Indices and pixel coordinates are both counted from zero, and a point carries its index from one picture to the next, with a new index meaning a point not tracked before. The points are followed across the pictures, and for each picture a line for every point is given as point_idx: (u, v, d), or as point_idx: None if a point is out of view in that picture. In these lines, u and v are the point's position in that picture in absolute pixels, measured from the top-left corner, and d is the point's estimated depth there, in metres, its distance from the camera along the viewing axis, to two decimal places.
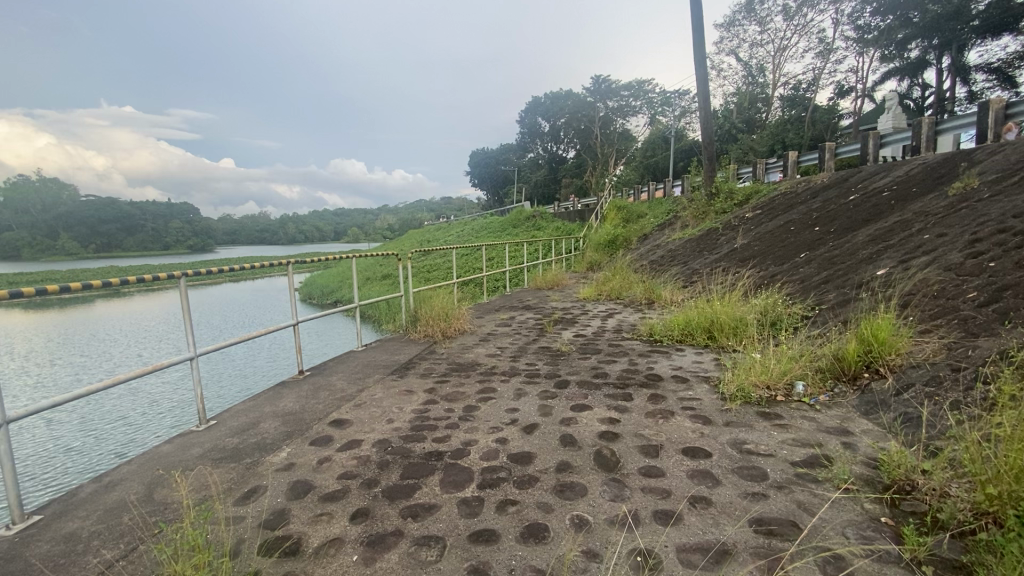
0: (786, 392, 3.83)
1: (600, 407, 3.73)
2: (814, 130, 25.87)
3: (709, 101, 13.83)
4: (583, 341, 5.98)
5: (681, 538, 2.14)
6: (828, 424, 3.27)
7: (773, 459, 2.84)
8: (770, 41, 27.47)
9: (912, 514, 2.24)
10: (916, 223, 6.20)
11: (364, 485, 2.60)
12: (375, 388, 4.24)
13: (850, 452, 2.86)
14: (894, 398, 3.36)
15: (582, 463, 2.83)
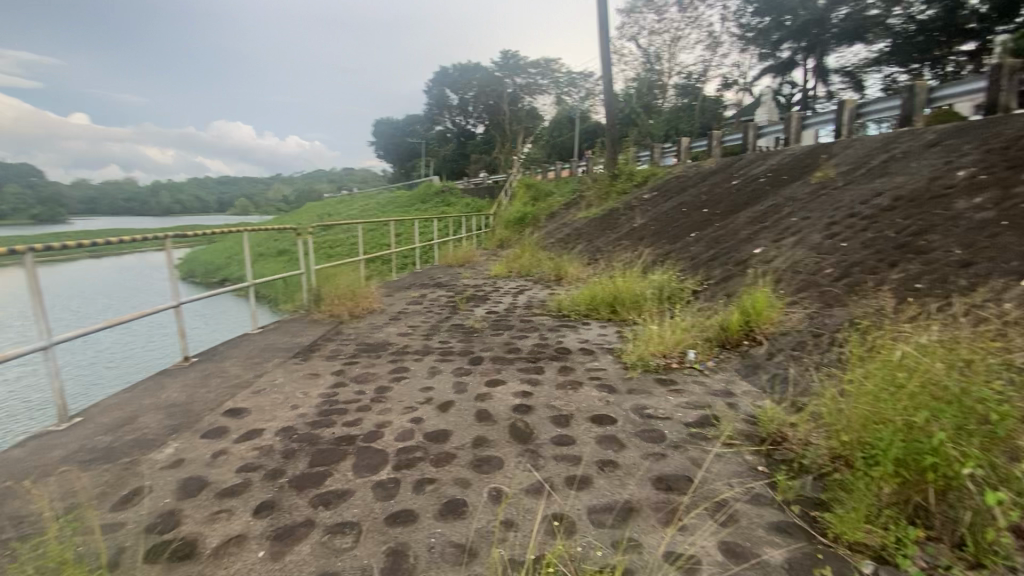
0: (679, 359, 4.20)
1: (513, 381, 3.81)
2: (703, 119, 27.97)
3: (612, 84, 14.38)
4: (495, 317, 6.04)
5: (592, 500, 2.28)
6: (714, 387, 3.65)
7: (670, 422, 3.10)
8: (665, 31, 28.98)
9: (783, 462, 2.61)
10: (786, 208, 7.00)
11: (269, 476, 2.43)
12: (275, 373, 3.95)
13: (732, 411, 3.22)
14: (766, 361, 3.84)
15: (497, 437, 2.88)
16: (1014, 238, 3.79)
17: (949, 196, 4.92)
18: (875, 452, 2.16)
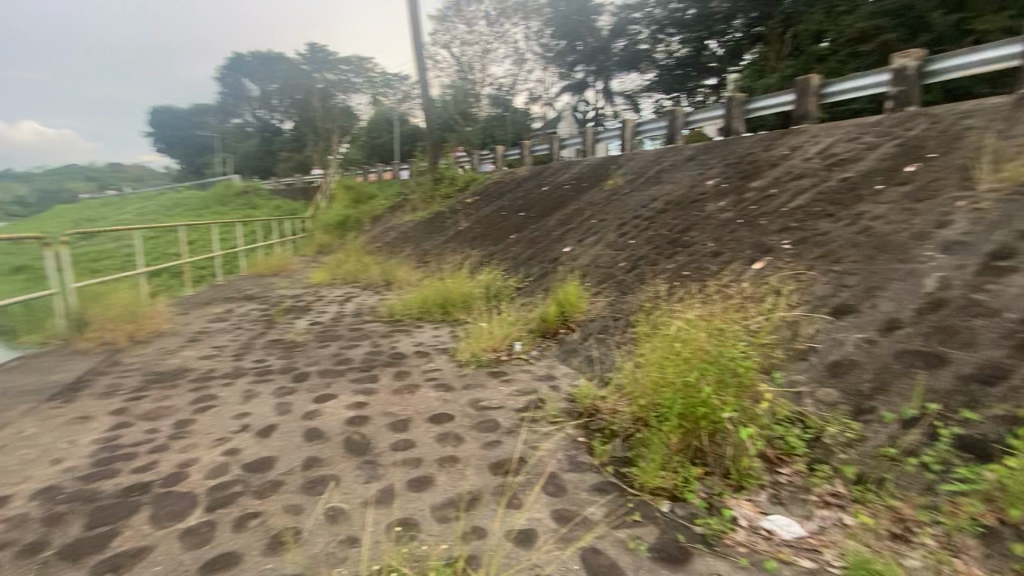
0: (508, 351, 4.49)
1: (345, 393, 3.61)
2: (515, 128, 30.02)
3: (429, 89, 14.54)
4: (320, 328, 5.62)
5: (435, 498, 2.31)
6: (539, 373, 3.99)
7: (503, 410, 3.30)
8: (476, 43, 30.36)
9: (597, 429, 3.04)
10: (587, 211, 7.98)
11: (22, 556, 1.90)
12: (21, 423, 3.07)
13: (556, 393, 3.57)
14: (580, 344, 4.34)
15: (331, 454, 2.70)
16: (745, 231, 5.00)
17: (701, 201, 6.22)
18: (666, 412, 2.68)
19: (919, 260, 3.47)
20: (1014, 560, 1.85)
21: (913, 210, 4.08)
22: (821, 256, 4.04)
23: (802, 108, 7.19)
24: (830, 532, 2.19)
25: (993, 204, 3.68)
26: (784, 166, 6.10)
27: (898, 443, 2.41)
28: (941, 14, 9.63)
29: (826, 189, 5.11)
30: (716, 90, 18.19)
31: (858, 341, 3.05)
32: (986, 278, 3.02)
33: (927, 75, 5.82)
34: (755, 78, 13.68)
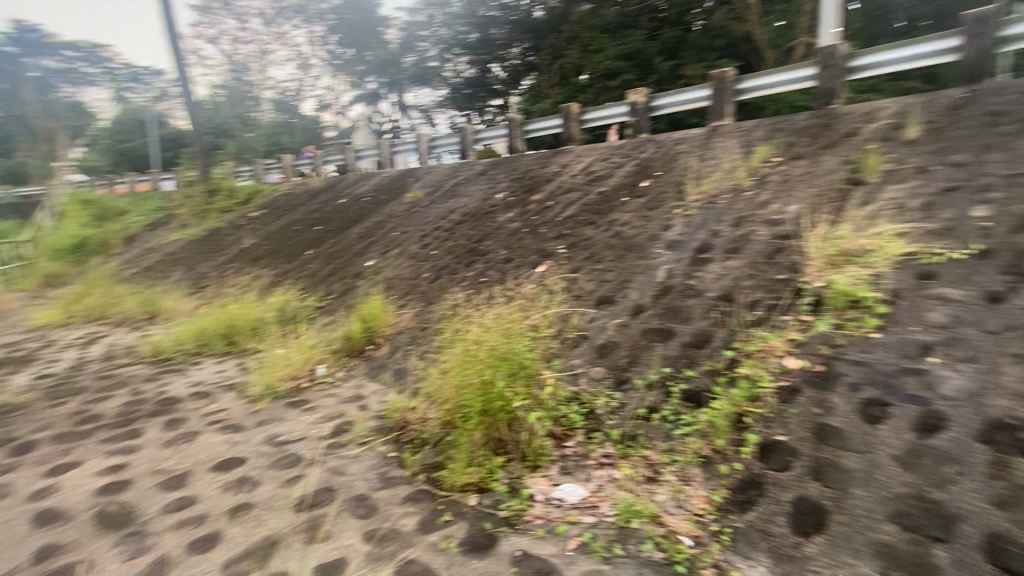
0: (310, 376, 4.29)
1: (98, 460, 3.09)
2: (305, 137, 27.97)
3: (191, 87, 12.61)
4: (53, 383, 4.54)
5: (225, 555, 2.23)
6: (345, 394, 3.94)
7: (305, 441, 3.24)
8: (250, 38, 27.33)
9: (408, 441, 3.23)
10: (387, 224, 7.93)
11: None
12: None
13: (363, 413, 3.63)
14: (389, 358, 4.32)
15: (83, 537, 2.37)
16: (529, 239, 5.89)
17: (494, 212, 6.99)
18: (468, 413, 2.96)
19: (653, 257, 4.53)
20: (721, 477, 2.56)
21: (647, 217, 5.19)
22: (588, 257, 4.99)
23: (568, 131, 8.41)
24: (606, 488, 2.72)
25: (696, 211, 4.89)
26: (556, 182, 7.17)
27: (645, 401, 3.16)
28: (660, 61, 12.46)
29: (588, 202, 6.19)
30: (502, 112, 18.88)
31: (617, 325, 3.93)
32: (694, 267, 4.14)
33: (652, 109, 7.36)
34: (531, 99, 15.24)
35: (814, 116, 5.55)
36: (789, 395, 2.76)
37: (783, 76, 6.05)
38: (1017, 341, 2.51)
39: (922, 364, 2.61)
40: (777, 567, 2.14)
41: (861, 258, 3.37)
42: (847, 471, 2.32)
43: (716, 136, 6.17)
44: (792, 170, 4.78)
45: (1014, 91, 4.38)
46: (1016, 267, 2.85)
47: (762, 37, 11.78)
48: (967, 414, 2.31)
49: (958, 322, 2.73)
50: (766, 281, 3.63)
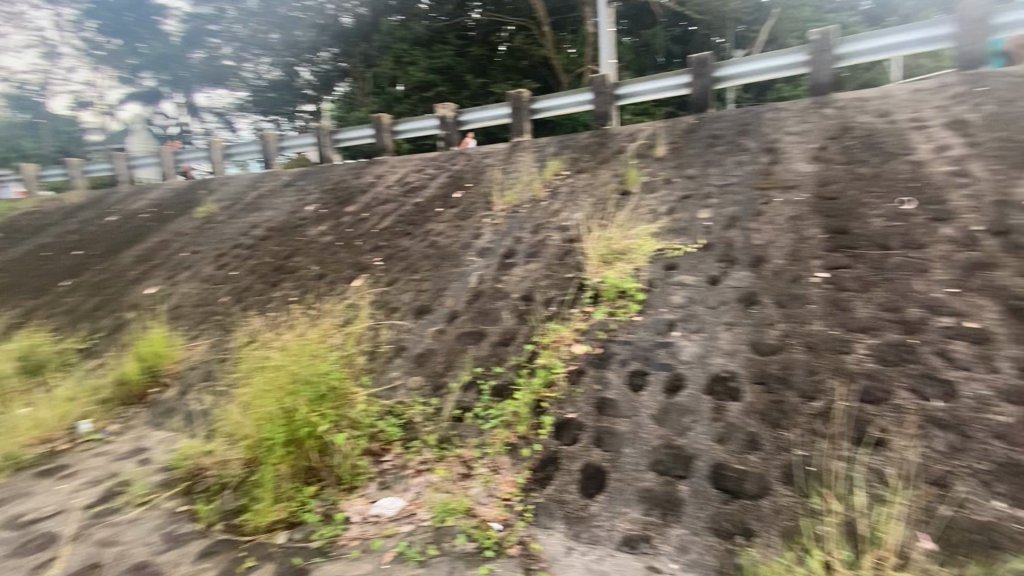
0: (70, 437, 3.87)
1: None
2: None
3: None
4: None
5: None
6: (122, 450, 3.62)
7: (64, 515, 2.96)
8: None
9: (204, 491, 2.96)
10: (173, 243, 7.09)
11: None
12: None
13: (143, 467, 3.35)
14: (179, 400, 4.03)
15: None
16: (344, 253, 5.71)
17: (303, 226, 6.73)
18: (273, 447, 2.79)
19: (465, 264, 4.76)
20: (525, 461, 2.85)
21: (459, 226, 5.43)
22: (404, 268, 5.02)
23: (380, 141, 8.32)
24: (423, 493, 2.80)
25: (502, 219, 5.27)
26: (371, 193, 7.09)
27: (459, 402, 3.33)
28: (471, 78, 13.02)
29: (404, 212, 6.22)
30: (315, 118, 17.43)
31: (433, 332, 4.04)
32: (501, 271, 4.48)
33: (460, 124, 7.68)
34: (347, 109, 14.70)
35: (595, 135, 6.44)
36: (577, 376, 3.20)
37: (566, 99, 6.93)
38: (727, 312, 3.29)
39: (669, 338, 3.26)
40: (570, 529, 2.46)
41: (627, 255, 4.01)
42: (619, 435, 2.80)
43: (518, 150, 6.74)
44: (578, 182, 5.47)
45: (725, 120, 5.68)
46: (725, 256, 3.73)
47: (558, 61, 13.14)
48: (697, 372, 2.98)
49: (691, 302, 3.46)
50: (559, 279, 4.10)
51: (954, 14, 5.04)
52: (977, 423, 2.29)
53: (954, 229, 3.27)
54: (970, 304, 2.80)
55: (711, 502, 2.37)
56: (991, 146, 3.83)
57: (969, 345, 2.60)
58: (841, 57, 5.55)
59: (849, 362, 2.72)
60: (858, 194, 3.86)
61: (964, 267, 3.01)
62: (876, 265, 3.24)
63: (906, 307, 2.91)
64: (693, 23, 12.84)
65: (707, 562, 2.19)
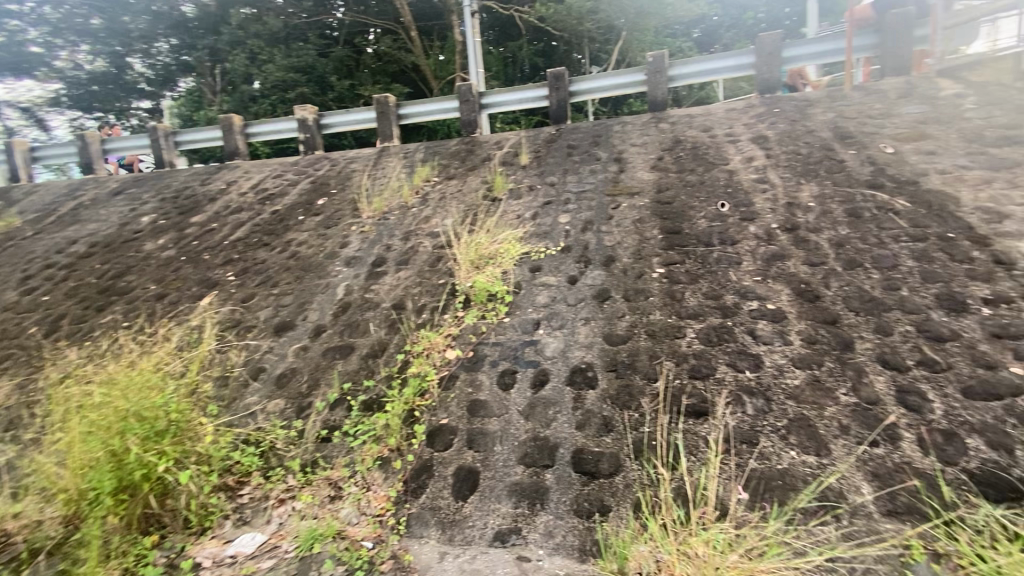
0: None
1: None
2: None
3: None
4: None
5: None
6: None
7: None
8: None
9: (10, 562, 2.41)
10: None
11: None
12: None
13: None
14: None
15: None
16: (190, 269, 5.12)
17: (137, 240, 5.93)
18: (102, 496, 2.38)
19: (331, 274, 4.54)
20: (397, 472, 2.82)
21: (324, 235, 5.16)
22: (263, 282, 4.64)
23: (230, 143, 7.61)
24: (287, 523, 2.65)
25: (370, 227, 5.12)
26: (222, 201, 6.44)
27: (326, 422, 3.20)
28: (336, 78, 12.34)
29: (261, 221, 5.74)
30: (154, 116, 15.32)
31: (296, 350, 3.81)
32: (370, 280, 4.35)
33: (323, 126, 7.32)
34: (194, 109, 13.16)
35: (462, 143, 6.55)
36: (448, 381, 3.24)
37: (433, 105, 6.97)
38: (584, 308, 3.57)
39: (534, 336, 3.43)
40: (444, 535, 2.49)
41: (495, 260, 4.14)
42: (490, 433, 2.90)
43: (385, 156, 6.60)
44: (447, 188, 5.52)
45: (580, 132, 6.14)
46: (583, 257, 4.04)
47: (427, 68, 13.10)
48: (560, 366, 3.19)
49: (554, 301, 3.69)
50: (429, 286, 4.11)
51: (754, 47, 6.06)
52: (776, 387, 2.77)
53: (757, 227, 3.91)
54: (770, 289, 3.37)
55: (573, 485, 2.56)
56: (782, 158, 4.64)
57: (769, 324, 3.13)
58: (673, 78, 6.34)
59: (682, 345, 3.12)
60: (687, 199, 4.42)
61: (765, 259, 3.62)
62: (702, 260, 3.75)
63: (725, 295, 3.42)
64: (554, 39, 13.66)
65: (570, 542, 2.35)
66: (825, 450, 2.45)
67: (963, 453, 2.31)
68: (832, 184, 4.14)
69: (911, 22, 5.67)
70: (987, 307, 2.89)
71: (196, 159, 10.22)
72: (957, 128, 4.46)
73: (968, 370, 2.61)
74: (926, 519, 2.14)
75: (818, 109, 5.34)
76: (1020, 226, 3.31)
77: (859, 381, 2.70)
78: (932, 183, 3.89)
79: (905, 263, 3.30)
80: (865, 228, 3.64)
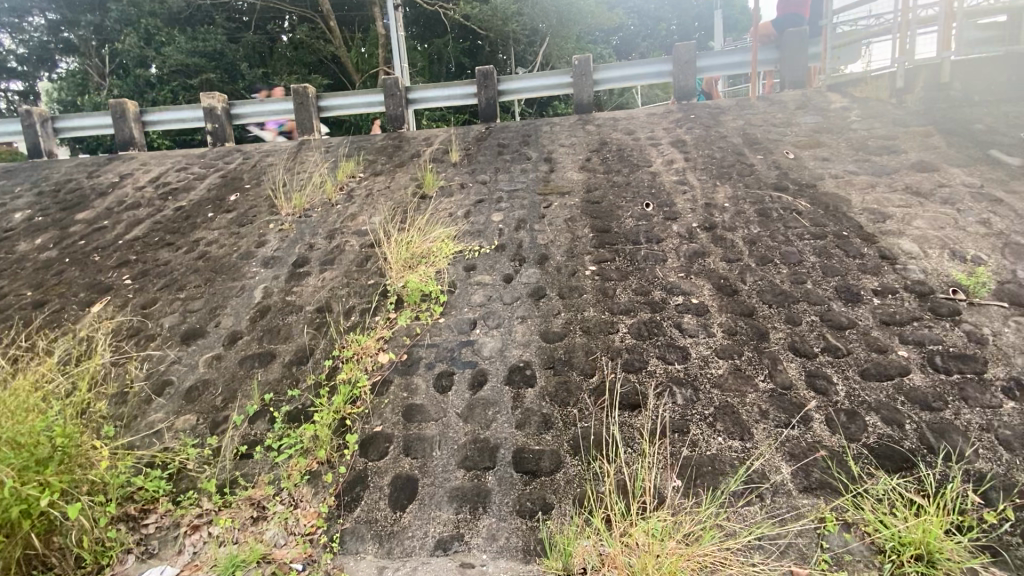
0: None
1: None
2: None
3: None
4: None
5: None
6: None
7: None
8: None
9: None
10: None
11: None
12: None
13: None
14: None
15: None
16: (76, 272, 4.53)
17: (9, 240, 5.19)
18: None
19: (247, 276, 4.19)
20: (328, 486, 2.64)
21: (238, 234, 4.76)
22: (166, 286, 4.19)
23: (123, 132, 6.83)
24: (202, 552, 2.43)
25: (290, 225, 4.79)
26: (114, 196, 5.76)
27: (246, 437, 2.94)
28: (247, 67, 11.51)
29: (163, 218, 5.20)
30: (26, 99, 13.18)
31: (208, 360, 3.48)
32: (292, 282, 4.06)
33: (233, 116, 6.77)
34: (78, 93, 11.66)
35: (389, 139, 6.32)
36: (382, 387, 3.09)
37: (356, 98, 6.65)
38: (520, 307, 3.56)
39: (471, 336, 3.37)
40: (381, 548, 2.38)
41: (428, 259, 4.01)
42: (428, 439, 2.80)
43: (305, 150, 6.21)
44: (373, 185, 5.29)
45: (510, 131, 6.15)
46: (516, 255, 4.03)
47: (348, 60, 12.53)
48: (497, 366, 3.15)
49: (489, 300, 3.64)
50: (358, 287, 3.91)
51: (672, 56, 6.38)
52: (702, 377, 2.91)
53: (680, 226, 4.11)
54: (693, 285, 3.55)
55: (515, 486, 2.53)
56: (700, 161, 4.92)
57: (694, 317, 3.29)
58: (598, 81, 6.51)
59: (615, 340, 3.20)
60: (615, 199, 4.56)
61: (687, 256, 3.81)
62: (631, 257, 3.87)
63: (653, 291, 3.55)
64: (480, 38, 13.61)
65: (514, 544, 2.32)
66: (747, 434, 2.61)
67: (863, 429, 2.55)
68: (744, 186, 4.45)
69: (805, 41, 6.24)
70: (877, 297, 3.23)
71: (82, 149, 9.08)
72: (845, 138, 4.96)
73: (864, 354, 2.90)
74: (835, 492, 2.34)
75: (729, 116, 5.73)
76: (900, 225, 3.74)
77: (775, 368, 2.90)
78: (828, 187, 4.30)
79: (809, 259, 3.61)
80: (774, 227, 3.94)
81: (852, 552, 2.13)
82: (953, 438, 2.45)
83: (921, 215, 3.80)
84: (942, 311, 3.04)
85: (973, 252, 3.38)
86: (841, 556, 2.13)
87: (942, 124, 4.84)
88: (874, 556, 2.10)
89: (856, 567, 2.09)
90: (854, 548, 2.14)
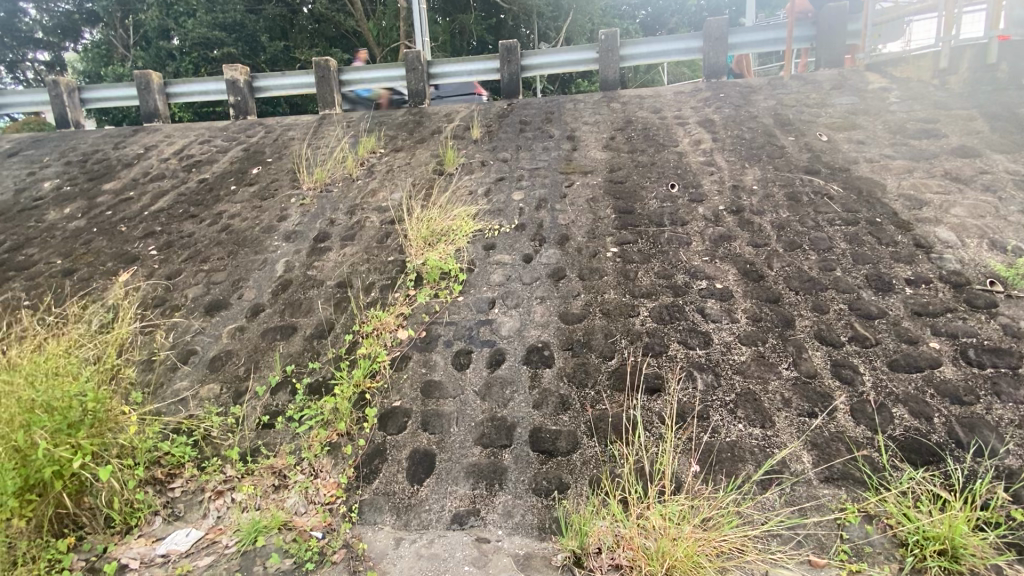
0: None
1: None
2: None
3: None
4: None
5: None
6: None
7: None
8: None
9: None
10: None
11: None
12: None
13: None
14: None
15: None
16: (103, 242, 4.62)
17: (38, 209, 5.33)
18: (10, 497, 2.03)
19: (269, 249, 4.23)
20: (347, 459, 2.69)
21: (260, 207, 4.79)
22: (190, 258, 4.25)
23: (148, 104, 6.86)
24: (226, 517, 2.52)
25: (311, 200, 4.80)
26: (139, 167, 5.83)
27: (268, 407, 3.00)
28: (267, 39, 11.40)
29: (186, 190, 5.26)
30: (51, 70, 13.19)
31: (232, 331, 3.53)
32: (313, 257, 4.08)
33: (255, 89, 6.74)
34: (102, 65, 11.69)
35: (409, 114, 6.25)
36: (401, 362, 3.11)
37: (377, 72, 6.56)
38: (539, 287, 3.53)
39: (489, 315, 3.36)
40: (399, 520, 2.43)
41: (448, 237, 3.99)
42: (446, 415, 2.82)
43: (326, 125, 6.18)
44: (394, 161, 5.26)
45: (533, 107, 6.03)
46: (537, 236, 3.98)
47: (369, 34, 12.36)
48: (515, 345, 3.14)
49: (508, 280, 3.62)
50: (378, 264, 3.91)
51: (702, 32, 6.14)
52: (724, 362, 2.87)
53: (705, 209, 4.01)
54: (718, 269, 3.47)
55: (531, 464, 2.55)
56: (728, 142, 4.77)
57: (717, 303, 3.23)
58: (625, 57, 6.31)
59: (636, 324, 3.16)
60: (639, 179, 4.46)
61: (713, 239, 3.72)
62: (653, 240, 3.80)
63: (675, 275, 3.48)
64: (503, 12, 13.35)
65: (529, 521, 2.36)
66: (769, 422, 2.57)
67: (889, 421, 2.49)
68: (774, 169, 4.30)
69: (846, 17, 5.95)
70: (909, 287, 3.11)
71: (108, 121, 9.17)
72: (882, 120, 4.74)
73: (893, 345, 2.81)
74: (859, 484, 2.30)
75: (760, 96, 5.52)
76: (937, 213, 3.59)
77: (799, 356, 2.84)
78: (862, 171, 4.13)
79: (839, 245, 3.49)
80: (804, 212, 3.82)
81: (872, 545, 2.12)
82: (985, 434, 2.38)
83: (959, 202, 3.64)
84: (978, 303, 2.93)
85: (1014, 242, 3.24)
86: (861, 548, 2.11)
87: (988, 109, 4.60)
88: (895, 548, 2.08)
89: (876, 559, 2.08)
90: (875, 541, 2.12)
